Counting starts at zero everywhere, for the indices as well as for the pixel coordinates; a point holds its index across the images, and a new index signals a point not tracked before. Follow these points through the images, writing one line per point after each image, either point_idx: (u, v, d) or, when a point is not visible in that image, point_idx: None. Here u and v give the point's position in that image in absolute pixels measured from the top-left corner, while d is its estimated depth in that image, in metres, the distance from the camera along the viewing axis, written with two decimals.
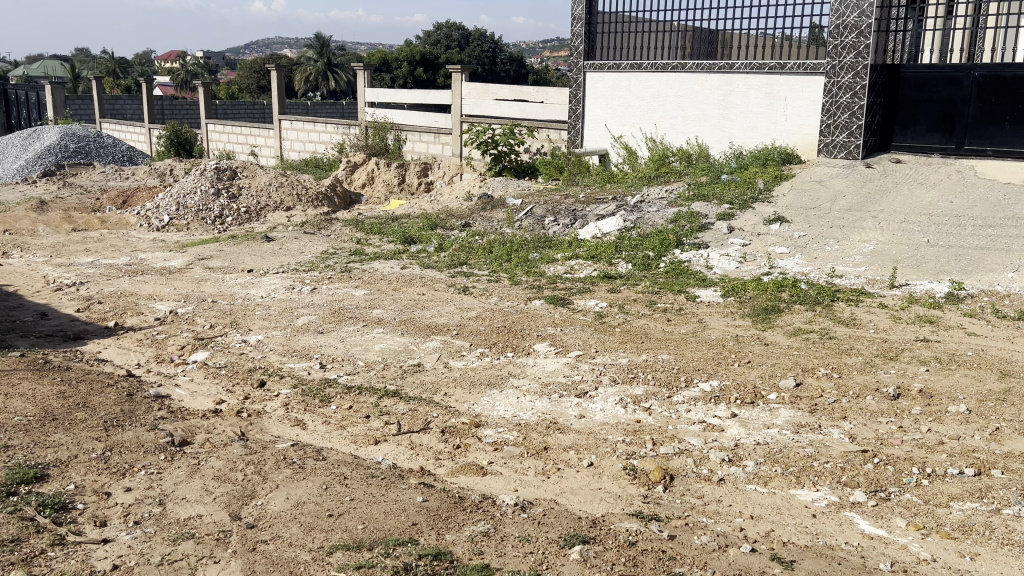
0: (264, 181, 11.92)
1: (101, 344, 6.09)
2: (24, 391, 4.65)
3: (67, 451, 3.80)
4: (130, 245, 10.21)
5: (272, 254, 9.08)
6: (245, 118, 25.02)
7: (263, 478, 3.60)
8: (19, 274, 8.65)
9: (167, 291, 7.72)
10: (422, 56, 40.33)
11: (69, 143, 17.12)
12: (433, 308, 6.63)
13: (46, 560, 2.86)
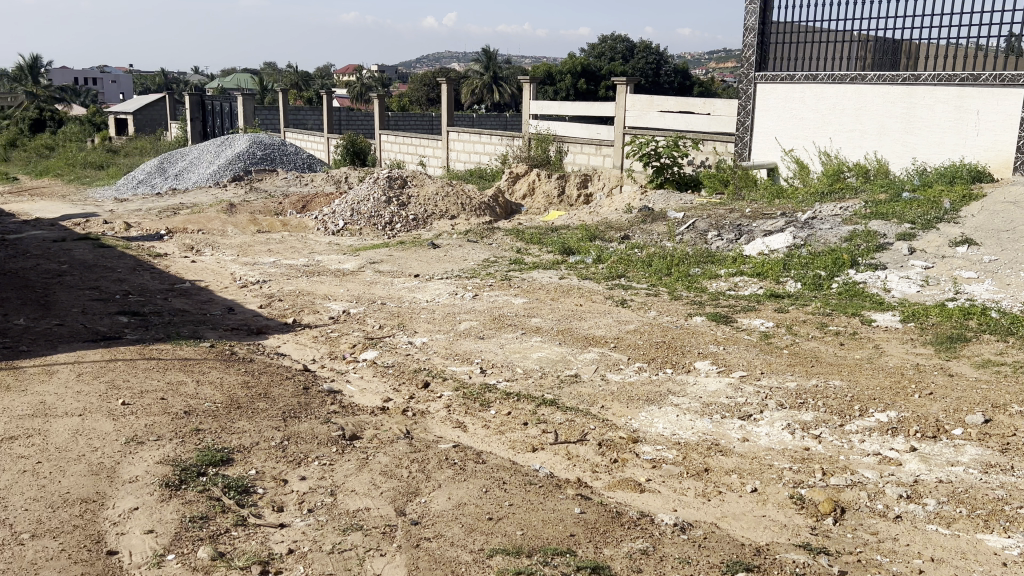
0: (431, 190, 12.31)
1: (280, 339, 6.49)
2: (213, 379, 5.02)
3: (250, 438, 4.06)
4: (307, 247, 10.83)
5: (437, 261, 9.38)
6: (415, 129, 26.01)
7: (427, 477, 3.70)
8: (210, 271, 9.36)
9: (340, 292, 8.14)
10: (584, 68, 40.45)
11: (256, 150, 18.38)
12: (592, 320, 6.62)
13: (231, 539, 3.05)
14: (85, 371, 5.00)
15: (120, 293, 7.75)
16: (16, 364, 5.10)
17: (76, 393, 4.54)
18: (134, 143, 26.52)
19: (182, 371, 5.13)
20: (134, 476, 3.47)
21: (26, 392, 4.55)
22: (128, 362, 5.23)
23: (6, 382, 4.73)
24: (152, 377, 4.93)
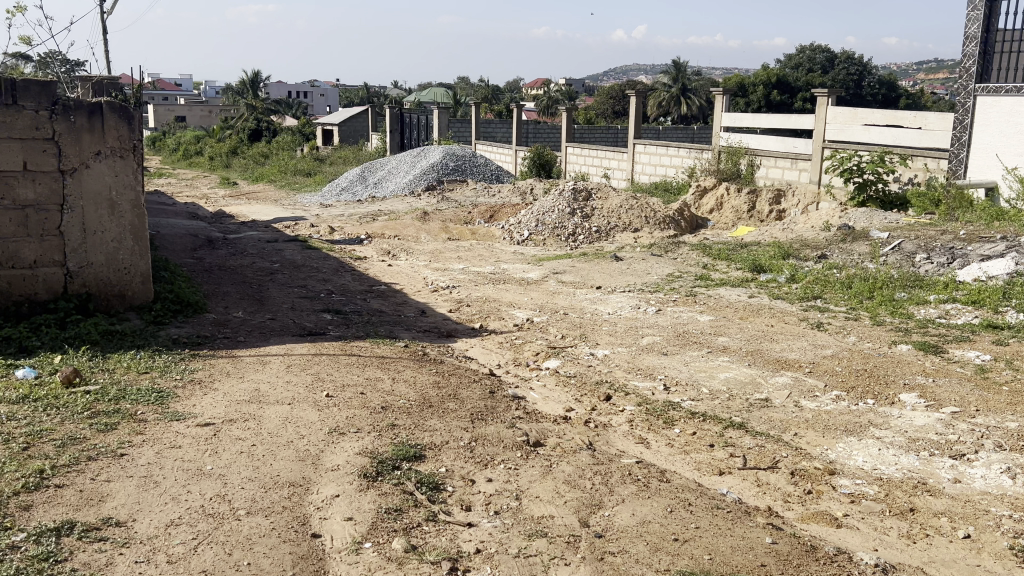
0: (616, 203, 12.27)
1: (468, 343, 6.67)
2: (406, 377, 5.24)
3: (441, 436, 4.20)
4: (494, 256, 11.11)
5: (621, 273, 9.33)
6: (602, 142, 26.04)
7: (610, 491, 3.68)
8: (404, 274, 9.82)
9: (525, 300, 8.27)
10: (779, 79, 38.95)
11: (449, 161, 19.08)
12: (785, 342, 6.34)
13: (422, 532, 3.16)
14: (293, 363, 5.36)
15: (324, 292, 8.27)
16: (234, 353, 5.55)
17: (285, 383, 4.89)
18: (339, 152, 28.33)
19: (378, 368, 5.40)
20: (335, 465, 3.67)
21: (243, 379, 4.94)
22: (330, 357, 5.56)
23: (226, 369, 5.15)
24: (352, 372, 5.21)
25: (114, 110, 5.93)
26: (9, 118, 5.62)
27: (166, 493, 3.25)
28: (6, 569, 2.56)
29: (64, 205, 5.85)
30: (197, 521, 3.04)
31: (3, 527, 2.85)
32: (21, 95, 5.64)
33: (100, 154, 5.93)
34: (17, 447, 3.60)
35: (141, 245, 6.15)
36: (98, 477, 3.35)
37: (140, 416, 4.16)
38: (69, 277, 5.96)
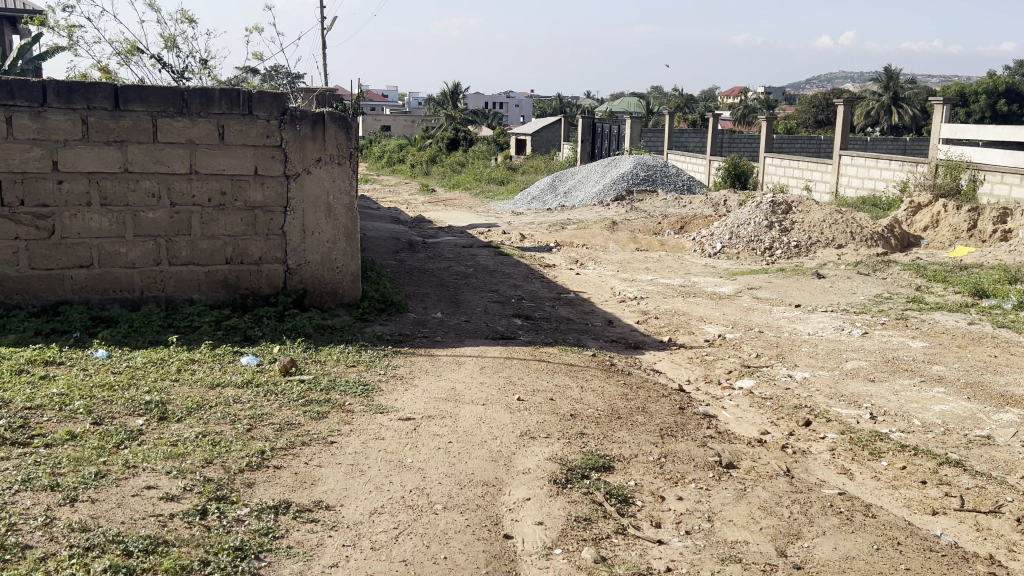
0: (817, 217, 11.70)
1: (657, 356, 6.57)
2: (595, 387, 5.23)
3: (630, 449, 4.16)
4: (684, 268, 10.91)
5: (822, 292, 8.88)
6: (803, 153, 24.94)
7: (809, 521, 3.49)
8: (592, 283, 9.85)
9: (717, 315, 8.05)
10: (1007, 87, 35.68)
11: (640, 171, 18.95)
12: (1010, 375, 5.78)
13: (612, 545, 3.14)
14: (486, 365, 5.50)
15: (515, 297, 8.45)
16: (433, 352, 5.77)
17: (480, 384, 5.03)
18: (531, 161, 28.91)
19: (568, 376, 5.43)
20: (527, 468, 3.73)
21: (441, 377, 5.13)
22: (523, 362, 5.66)
23: (425, 367, 5.37)
24: (543, 378, 5.28)
25: (334, 120, 6.33)
26: (245, 126, 6.15)
27: (371, 482, 3.43)
28: (232, 539, 2.80)
29: (287, 207, 6.33)
30: (398, 511, 3.19)
31: (230, 500, 3.12)
32: (256, 106, 6.16)
33: (321, 161, 6.36)
34: (242, 428, 3.94)
35: (353, 246, 6.55)
36: (310, 461, 3.60)
37: (348, 407, 4.42)
38: (289, 274, 6.45)
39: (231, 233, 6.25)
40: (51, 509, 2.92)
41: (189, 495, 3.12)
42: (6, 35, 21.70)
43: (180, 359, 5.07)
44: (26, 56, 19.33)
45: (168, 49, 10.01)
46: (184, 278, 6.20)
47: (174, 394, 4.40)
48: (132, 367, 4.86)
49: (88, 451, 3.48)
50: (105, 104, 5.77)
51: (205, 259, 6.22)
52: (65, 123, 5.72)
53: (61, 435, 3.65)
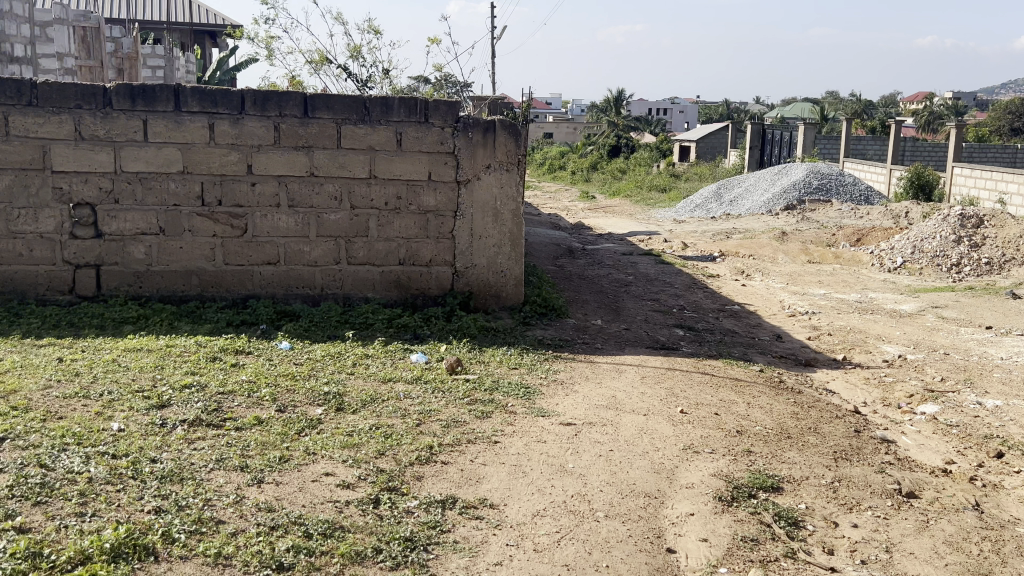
0: (1013, 233, 10.80)
1: (829, 374, 6.27)
2: (762, 404, 5.06)
3: (801, 470, 3.98)
4: (860, 282, 10.36)
5: (1017, 313, 8.18)
6: (998, 163, 23.09)
7: (1002, 562, 3.22)
8: (760, 295, 9.54)
9: (897, 334, 7.59)
10: None
11: (813, 180, 18.17)
12: None
13: (780, 568, 3.02)
14: (648, 375, 5.43)
15: (678, 307, 8.31)
16: (593, 358, 5.77)
17: (641, 394, 4.97)
18: (696, 168, 28.36)
19: (734, 391, 5.27)
20: (691, 482, 3.65)
21: (602, 385, 5.12)
22: (685, 373, 5.55)
23: (586, 373, 5.38)
24: (707, 392, 5.15)
25: (505, 127, 6.45)
26: (421, 133, 6.37)
27: (533, 484, 3.47)
28: (403, 530, 2.91)
29: (457, 212, 6.52)
30: (561, 515, 3.21)
31: (400, 492, 3.24)
32: (431, 114, 6.37)
33: (491, 167, 6.49)
34: (412, 422, 4.09)
35: (518, 251, 6.65)
36: (475, 459, 3.68)
37: (511, 408, 4.50)
38: (456, 276, 6.63)
39: (404, 236, 6.50)
40: (241, 489, 3.14)
41: (364, 484, 3.28)
42: (207, 48, 23.63)
43: (354, 354, 5.33)
44: (223, 67, 20.97)
45: (353, 59, 10.57)
46: (360, 277, 6.52)
47: (348, 387, 4.63)
48: (311, 359, 5.15)
49: (274, 436, 3.73)
50: (296, 111, 6.15)
51: (380, 259, 6.51)
52: (260, 130, 6.15)
53: (250, 420, 3.93)
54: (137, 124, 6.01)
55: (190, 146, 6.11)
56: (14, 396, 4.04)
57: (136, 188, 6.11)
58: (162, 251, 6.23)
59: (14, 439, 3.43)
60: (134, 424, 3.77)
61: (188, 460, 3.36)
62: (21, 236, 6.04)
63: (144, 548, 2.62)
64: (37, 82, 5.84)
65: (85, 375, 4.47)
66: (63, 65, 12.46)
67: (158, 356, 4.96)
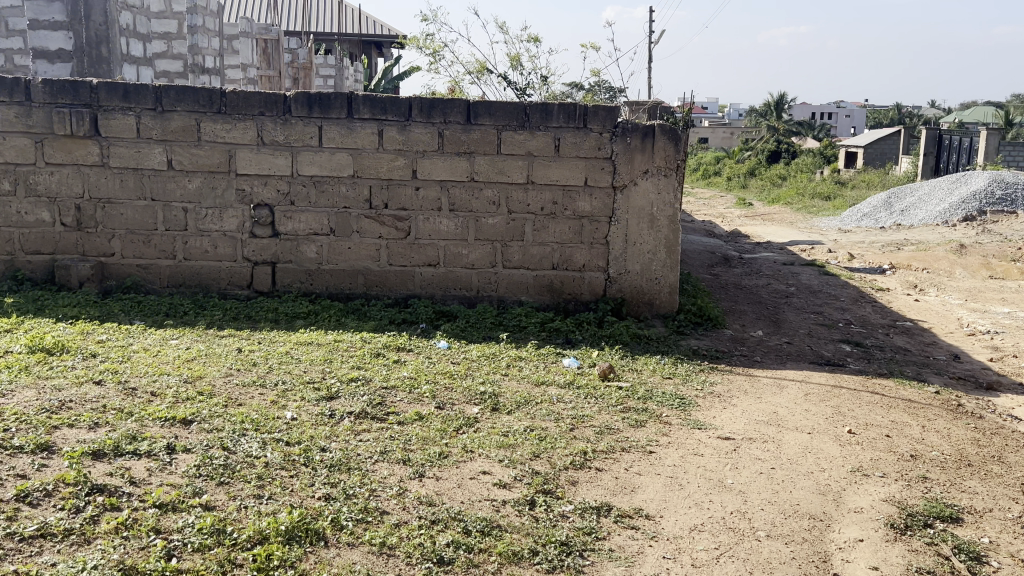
0: None
1: (1015, 399, 5.78)
2: (939, 428, 4.73)
3: (983, 502, 3.69)
4: None
5: None
6: None
7: None
8: (934, 312, 8.94)
9: None
10: None
11: (996, 189, 16.86)
12: None
13: None
14: (812, 392, 5.20)
15: (843, 321, 7.92)
16: (752, 371, 5.59)
17: (804, 411, 4.77)
18: (864, 175, 26.97)
19: (906, 412, 4.95)
20: (859, 507, 3.46)
21: (761, 400, 4.95)
22: (852, 392, 5.27)
23: (745, 387, 5.20)
24: (876, 412, 4.87)
25: (665, 132, 6.34)
26: (580, 139, 6.38)
27: (690, 498, 3.40)
28: (559, 534, 2.92)
29: (613, 217, 6.49)
30: (719, 531, 3.13)
31: (556, 496, 3.26)
32: (591, 119, 6.36)
33: (648, 173, 6.41)
34: (566, 427, 4.10)
35: (673, 258, 6.53)
36: (630, 468, 3.65)
37: (666, 418, 4.42)
38: (610, 282, 6.60)
39: (559, 241, 6.54)
40: (403, 481, 3.25)
41: (519, 485, 3.31)
42: (374, 57, 24.67)
43: (509, 355, 5.41)
44: (387, 75, 21.84)
45: (514, 67, 10.74)
46: (515, 280, 6.61)
47: (503, 388, 4.70)
48: (468, 359, 5.27)
49: (433, 433, 3.83)
50: (459, 118, 6.32)
51: (534, 263, 6.57)
52: (425, 136, 6.35)
53: (411, 415, 4.06)
54: (313, 130, 6.35)
55: (360, 152, 6.38)
56: (199, 382, 4.36)
57: (310, 191, 6.46)
58: (331, 251, 6.56)
59: (200, 422, 3.70)
60: (305, 414, 3.98)
61: (355, 451, 3.51)
62: (207, 234, 6.51)
63: (315, 532, 2.75)
64: (226, 91, 6.28)
65: (261, 365, 4.77)
66: (246, 75, 13.35)
67: (326, 350, 5.22)
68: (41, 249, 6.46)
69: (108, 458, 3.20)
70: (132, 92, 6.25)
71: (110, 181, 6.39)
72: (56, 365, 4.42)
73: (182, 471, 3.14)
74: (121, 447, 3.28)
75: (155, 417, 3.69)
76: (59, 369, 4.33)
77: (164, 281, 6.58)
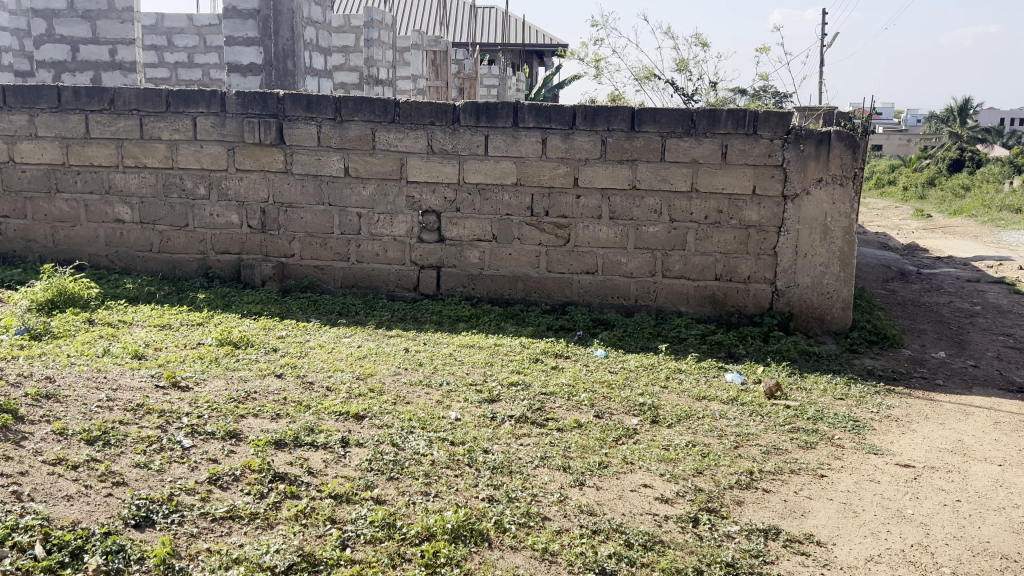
0: None
1: None
2: None
3: None
4: None
5: None
6: None
7: None
8: None
9: None
10: None
11: None
12: None
13: None
14: (1003, 421, 4.78)
15: None
16: (933, 396, 5.21)
17: (994, 441, 4.39)
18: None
19: None
20: None
21: (945, 427, 4.61)
22: None
23: (925, 412, 4.86)
24: None
25: (841, 139, 6.04)
26: (749, 146, 6.19)
27: (866, 527, 3.21)
28: (725, 554, 2.83)
29: (782, 227, 6.25)
30: (898, 564, 2.93)
31: (720, 514, 3.16)
32: (761, 125, 6.15)
33: (821, 182, 6.13)
34: (730, 444, 3.98)
35: (847, 272, 6.20)
36: (799, 491, 3.49)
37: (838, 441, 4.20)
38: (776, 295, 6.36)
39: (723, 251, 6.37)
40: (564, 488, 3.26)
41: (682, 501, 3.24)
42: (536, 66, 25.02)
43: (669, 367, 5.31)
44: (548, 84, 22.09)
45: (680, 73, 10.58)
46: (676, 290, 6.49)
47: (664, 400, 4.61)
48: (626, 369, 5.22)
49: (593, 442, 3.82)
50: (624, 125, 6.27)
51: (697, 274, 6.43)
52: (588, 144, 6.36)
53: (570, 422, 4.06)
54: (480, 139, 6.49)
55: (524, 160, 6.47)
56: (370, 379, 4.56)
57: (475, 199, 6.61)
58: (493, 256, 6.68)
59: (371, 418, 3.86)
60: (468, 415, 4.07)
61: (516, 455, 3.55)
62: (378, 238, 6.79)
63: (480, 533, 2.81)
64: (400, 101, 6.52)
65: (426, 366, 4.92)
66: (416, 86, 13.85)
67: (487, 353, 5.31)
68: (230, 249, 6.96)
69: (288, 448, 3.39)
70: (314, 103, 6.62)
71: (292, 187, 6.79)
72: (241, 358, 4.73)
73: (355, 464, 3.28)
74: (299, 438, 3.47)
75: (331, 411, 3.88)
76: (244, 362, 4.64)
77: (338, 281, 6.92)
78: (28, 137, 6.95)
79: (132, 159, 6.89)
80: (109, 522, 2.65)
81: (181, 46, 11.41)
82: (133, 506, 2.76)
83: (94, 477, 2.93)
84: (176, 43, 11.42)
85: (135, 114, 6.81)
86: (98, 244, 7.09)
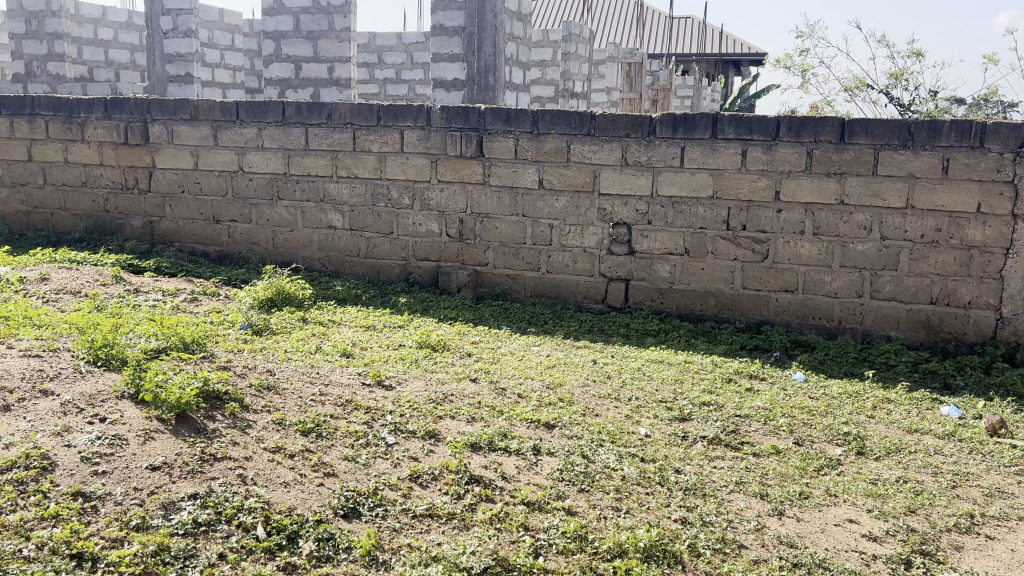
0: None
1: None
2: None
3: None
4: None
5: None
6: None
7: None
8: None
9: None
10: None
11: None
12: None
13: None
14: None
15: None
16: None
17: None
18: None
19: None
20: None
21: None
22: None
23: None
24: None
25: None
26: (974, 160, 5.70)
27: None
28: None
29: (1011, 249, 5.72)
30: None
31: (936, 559, 2.92)
32: (989, 138, 5.65)
33: None
34: (946, 483, 3.67)
35: None
36: None
37: None
38: (1001, 322, 5.82)
39: (941, 272, 5.91)
40: (762, 517, 3.13)
41: (892, 540, 3.03)
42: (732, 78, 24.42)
43: (876, 396, 4.97)
44: (745, 94, 21.46)
45: (895, 84, 9.95)
46: (885, 313, 6.09)
47: (870, 431, 4.32)
48: (828, 396, 4.93)
49: (793, 470, 3.64)
50: (832, 137, 5.96)
51: (910, 296, 6.00)
52: (792, 156, 6.10)
53: (767, 448, 3.89)
54: (676, 151, 6.39)
55: (723, 172, 6.30)
56: (560, 389, 4.59)
57: (668, 211, 6.51)
58: (685, 270, 6.56)
59: (561, 427, 3.89)
60: (658, 432, 4.01)
61: (710, 477, 3.45)
62: (569, 249, 6.85)
63: (673, 554, 2.75)
64: (597, 114, 6.54)
65: (615, 379, 4.89)
66: (610, 98, 13.90)
67: (678, 370, 5.21)
68: (429, 256, 7.26)
69: (483, 452, 3.48)
70: (514, 116, 6.77)
71: (488, 198, 7.00)
72: (439, 360, 4.92)
73: (546, 473, 3.32)
74: (494, 443, 3.56)
75: (523, 418, 3.95)
76: (442, 364, 4.82)
77: (529, 290, 7.05)
78: (255, 149, 7.58)
79: (345, 169, 7.35)
80: (321, 510, 2.84)
81: (391, 63, 12.07)
82: (342, 497, 2.93)
83: (307, 466, 3.14)
84: (386, 60, 12.10)
85: (349, 127, 7.26)
86: (312, 248, 7.63)
